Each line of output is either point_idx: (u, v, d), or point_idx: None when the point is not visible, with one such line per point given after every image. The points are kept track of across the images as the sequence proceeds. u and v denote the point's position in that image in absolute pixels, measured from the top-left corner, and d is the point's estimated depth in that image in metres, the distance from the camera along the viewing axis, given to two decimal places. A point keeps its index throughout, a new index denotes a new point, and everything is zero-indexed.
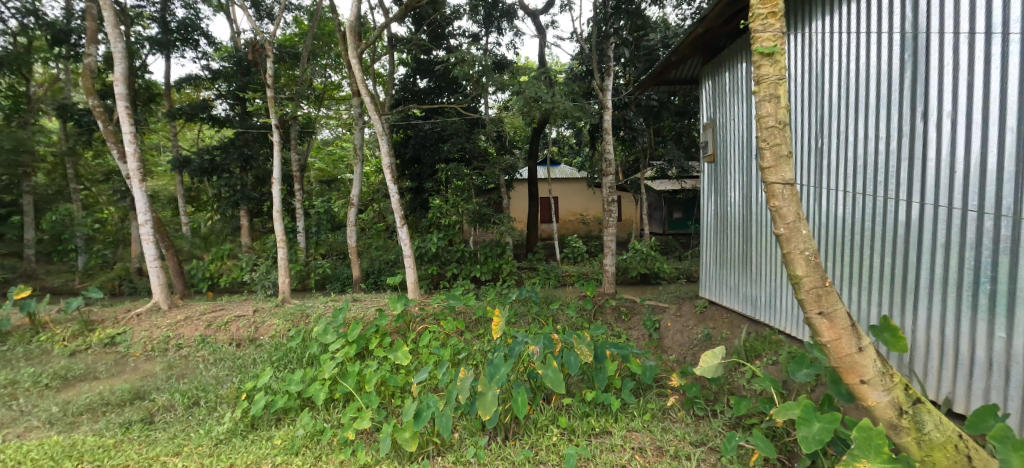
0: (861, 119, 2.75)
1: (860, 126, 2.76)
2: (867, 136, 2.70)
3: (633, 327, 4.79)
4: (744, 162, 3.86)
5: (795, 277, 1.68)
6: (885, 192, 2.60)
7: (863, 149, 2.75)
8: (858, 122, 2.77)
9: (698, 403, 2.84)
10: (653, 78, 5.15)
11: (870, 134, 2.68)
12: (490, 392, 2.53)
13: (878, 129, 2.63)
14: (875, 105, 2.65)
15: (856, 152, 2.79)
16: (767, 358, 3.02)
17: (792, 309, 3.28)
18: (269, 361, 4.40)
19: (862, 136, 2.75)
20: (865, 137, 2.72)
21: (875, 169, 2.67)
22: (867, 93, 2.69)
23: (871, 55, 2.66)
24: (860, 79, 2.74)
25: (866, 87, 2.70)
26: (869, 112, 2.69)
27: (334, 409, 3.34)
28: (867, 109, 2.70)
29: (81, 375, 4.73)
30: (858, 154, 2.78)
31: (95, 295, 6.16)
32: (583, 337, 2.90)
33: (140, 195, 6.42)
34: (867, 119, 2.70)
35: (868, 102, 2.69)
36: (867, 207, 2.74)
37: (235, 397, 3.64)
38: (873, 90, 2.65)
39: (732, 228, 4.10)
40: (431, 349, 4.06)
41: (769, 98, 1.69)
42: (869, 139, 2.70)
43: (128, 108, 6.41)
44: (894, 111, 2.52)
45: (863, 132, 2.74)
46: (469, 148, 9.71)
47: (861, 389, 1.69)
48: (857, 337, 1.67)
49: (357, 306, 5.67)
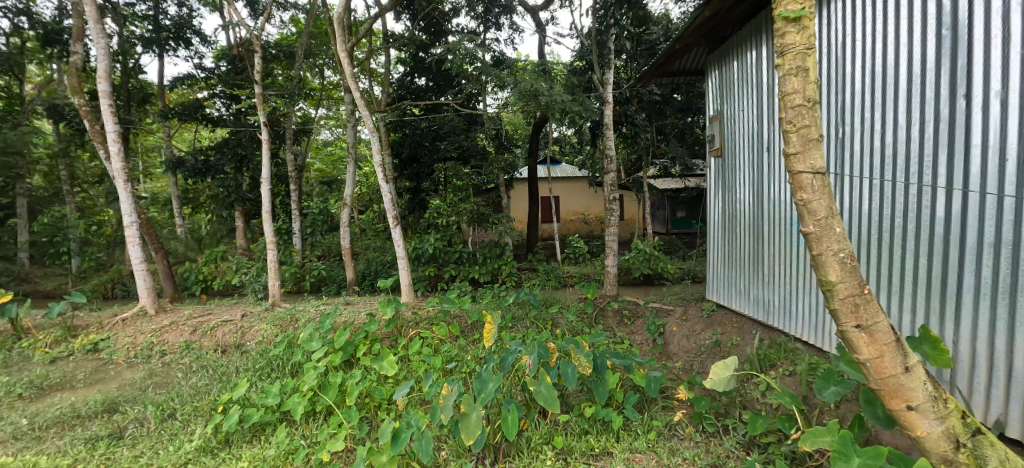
0: (890, 106, 2.50)
1: (888, 113, 2.51)
2: (898, 124, 2.45)
3: (636, 332, 4.55)
4: (755, 157, 3.61)
5: (827, 283, 1.43)
6: (920, 184, 2.35)
7: (892, 138, 2.49)
8: (886, 110, 2.52)
9: (708, 418, 2.60)
10: (657, 69, 4.89)
11: (900, 121, 2.44)
12: (474, 414, 2.28)
13: (909, 116, 2.39)
14: (905, 89, 2.41)
15: (884, 142, 2.55)
16: (783, 369, 2.76)
17: (811, 315, 3.01)
18: (251, 369, 4.15)
19: (892, 123, 2.49)
20: (895, 124, 2.48)
21: (906, 160, 2.42)
22: (896, 76, 2.45)
23: (902, 34, 2.41)
24: (887, 61, 2.50)
25: (896, 69, 2.45)
26: (898, 96, 2.44)
27: (313, 423, 3.12)
28: (898, 94, 2.45)
29: (58, 384, 4.51)
30: (887, 144, 2.53)
31: (78, 300, 5.92)
32: (582, 345, 2.67)
33: (125, 195, 6.20)
34: (897, 105, 2.45)
35: (897, 87, 2.45)
36: (898, 203, 2.49)
37: (211, 410, 3.41)
38: (902, 72, 2.41)
39: (742, 227, 3.84)
40: (421, 356, 3.87)
41: (795, 71, 1.44)
42: (898, 126, 2.45)
43: (111, 107, 6.19)
44: (927, 96, 2.29)
45: (892, 120, 2.49)
46: (467, 146, 9.44)
47: (909, 417, 1.43)
48: (902, 355, 1.41)
49: (349, 309, 5.44)
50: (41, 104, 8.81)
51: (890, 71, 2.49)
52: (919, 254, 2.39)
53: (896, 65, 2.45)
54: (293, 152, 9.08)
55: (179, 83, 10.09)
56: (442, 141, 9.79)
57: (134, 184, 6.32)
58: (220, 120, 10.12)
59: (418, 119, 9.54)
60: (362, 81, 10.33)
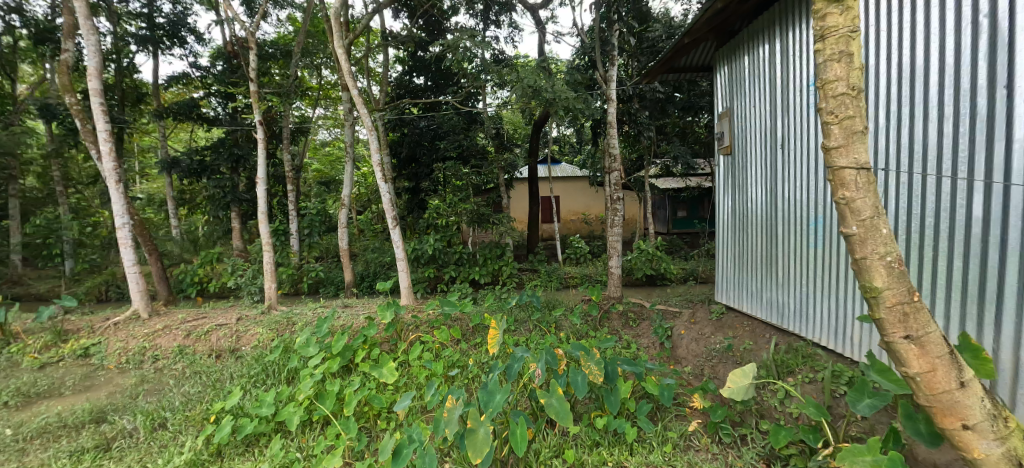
0: (918, 100, 2.41)
1: (917, 108, 2.42)
2: (928, 119, 2.36)
3: (642, 335, 4.43)
4: (768, 154, 3.48)
5: (873, 289, 1.38)
6: (954, 182, 2.26)
7: (921, 134, 2.40)
8: (914, 104, 2.43)
9: (725, 428, 2.49)
10: (663, 65, 4.76)
11: (931, 116, 2.35)
12: (482, 429, 2.16)
13: (942, 111, 2.30)
14: (936, 83, 2.32)
15: (912, 138, 2.45)
16: (802, 375, 2.64)
17: (830, 320, 2.87)
18: (246, 375, 4.03)
19: (921, 119, 2.40)
20: (924, 120, 2.38)
21: (937, 156, 2.33)
22: (926, 67, 2.36)
23: (933, 26, 2.32)
24: (915, 53, 2.41)
25: (926, 62, 2.36)
26: (928, 90, 2.35)
27: (309, 434, 2.99)
28: (927, 88, 2.36)
29: (46, 391, 4.36)
30: (915, 140, 2.43)
31: (69, 303, 5.77)
32: (592, 352, 2.54)
33: (117, 196, 6.05)
34: (927, 99, 2.36)
35: (928, 80, 2.35)
36: (928, 201, 2.39)
37: (204, 420, 3.28)
38: (933, 66, 2.33)
39: (754, 227, 3.71)
40: (422, 362, 3.74)
41: (838, 56, 1.37)
42: (929, 121, 2.36)
43: (103, 105, 6.04)
44: (964, 89, 2.20)
45: (922, 115, 2.40)
46: (466, 145, 9.32)
47: (964, 437, 1.40)
48: (957, 371, 1.38)
49: (347, 312, 5.31)
50: (34, 103, 8.66)
51: (918, 64, 2.40)
52: (953, 255, 2.30)
53: (926, 58, 2.36)
54: (289, 152, 8.93)
55: (174, 82, 9.96)
56: (441, 140, 9.67)
57: (127, 185, 6.18)
58: (216, 120, 9.99)
59: (416, 118, 9.42)
60: (359, 80, 10.20)
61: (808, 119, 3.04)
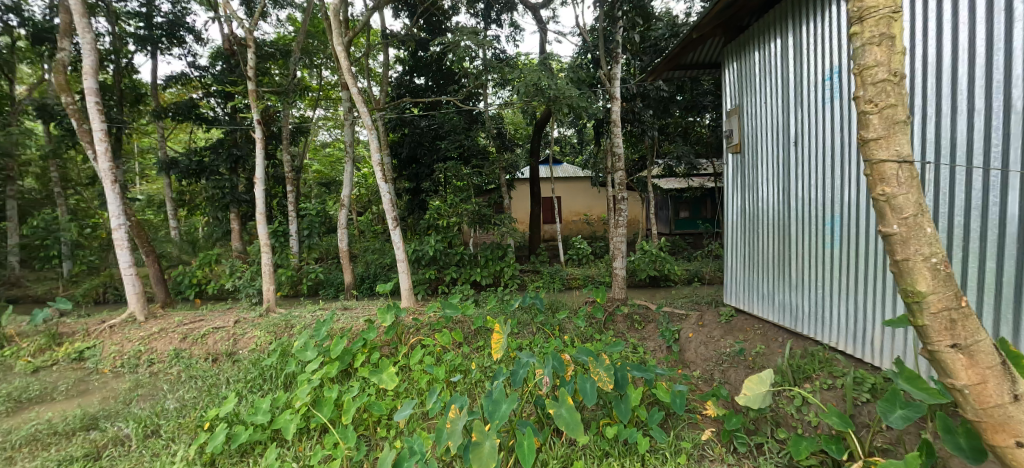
0: (947, 95, 2.36)
1: (946, 103, 2.37)
2: (959, 115, 2.31)
3: (649, 338, 4.33)
4: (780, 152, 3.38)
5: (916, 294, 1.32)
6: (989, 180, 2.21)
7: (950, 131, 2.36)
8: (942, 100, 2.38)
9: (739, 436, 2.40)
10: (669, 62, 4.65)
11: (962, 111, 2.30)
12: (487, 442, 2.07)
13: (975, 107, 2.25)
14: (969, 77, 2.27)
15: (940, 135, 2.40)
16: (820, 382, 2.53)
17: (848, 324, 2.77)
18: (243, 380, 3.93)
19: (950, 115, 2.35)
20: (954, 115, 2.33)
21: (969, 153, 2.28)
22: (956, 62, 2.31)
23: (964, 19, 2.27)
24: (945, 46, 2.35)
25: (956, 56, 2.31)
26: (959, 84, 2.30)
27: (306, 443, 2.88)
28: (958, 83, 2.31)
29: (37, 397, 4.26)
30: (943, 137, 2.38)
31: (64, 306, 5.66)
32: (601, 358, 2.45)
33: (113, 197, 5.95)
34: (958, 95, 2.31)
35: (959, 74, 2.30)
36: (958, 200, 2.35)
37: (197, 427, 3.17)
38: (965, 60, 2.27)
39: (765, 227, 3.60)
40: (423, 366, 3.65)
41: (878, 40, 1.32)
42: (959, 117, 2.31)
43: (99, 104, 5.93)
44: (1001, 83, 2.15)
45: (951, 112, 2.35)
46: (467, 146, 9.22)
47: (1017, 456, 1.33)
48: (1009, 383, 1.33)
49: (346, 315, 5.20)
50: (31, 104, 8.56)
51: (947, 58, 2.35)
52: (987, 255, 2.25)
53: (956, 52, 2.31)
54: (289, 152, 8.85)
55: (173, 82, 9.89)
56: (442, 140, 9.58)
57: (123, 186, 6.08)
58: (215, 120, 9.91)
59: (417, 118, 9.33)
60: (360, 80, 10.13)
61: (823, 115, 2.94)
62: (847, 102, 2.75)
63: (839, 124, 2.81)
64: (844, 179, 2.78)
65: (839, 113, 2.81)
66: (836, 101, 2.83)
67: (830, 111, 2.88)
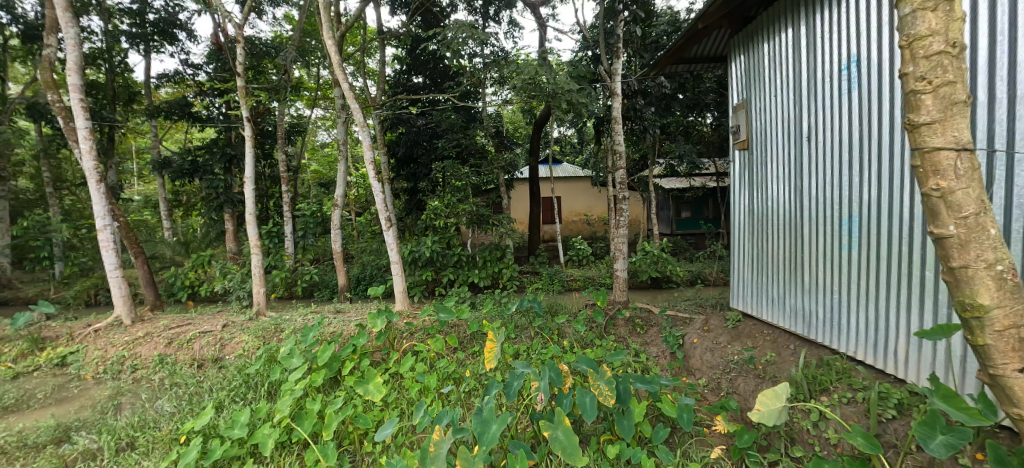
0: (987, 85, 2.19)
1: (984, 93, 2.20)
2: (999, 106, 2.14)
3: (652, 343, 4.14)
4: (791, 148, 3.19)
5: (978, 307, 1.24)
6: None
7: (989, 123, 2.18)
8: (981, 89, 2.21)
9: (751, 455, 2.22)
10: (672, 55, 4.48)
11: (1004, 101, 2.12)
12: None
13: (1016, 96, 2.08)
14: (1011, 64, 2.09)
15: (978, 127, 2.23)
16: (838, 395, 2.36)
17: (868, 332, 2.58)
18: (226, 389, 3.75)
19: (989, 106, 2.18)
20: (995, 106, 2.16)
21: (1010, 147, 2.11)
22: (999, 48, 2.13)
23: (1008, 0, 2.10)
24: (986, 31, 2.19)
25: (997, 41, 2.14)
26: (1000, 73, 2.13)
27: (286, 459, 2.70)
28: (998, 72, 2.14)
29: (12, 405, 4.07)
30: (983, 129, 2.21)
31: (46, 309, 5.45)
32: (602, 370, 2.26)
33: (98, 197, 5.75)
34: (997, 84, 2.14)
35: (1001, 61, 2.13)
36: (999, 197, 2.17)
37: (174, 440, 2.99)
38: (1007, 46, 2.10)
39: (775, 227, 3.41)
40: (415, 374, 3.51)
41: (932, 6, 1.21)
42: (999, 109, 2.14)
43: (83, 101, 5.74)
44: None
45: (989, 102, 2.18)
46: (466, 145, 8.95)
47: None
48: None
49: (338, 319, 5.01)
50: (21, 103, 8.38)
51: (988, 44, 2.18)
52: None
53: (998, 37, 2.14)
54: (284, 151, 8.65)
55: (166, 81, 9.72)
56: (439, 139, 9.38)
57: (109, 186, 5.88)
58: (206, 119, 9.52)
59: (413, 116, 9.15)
60: (356, 78, 9.98)
61: (839, 107, 2.76)
62: (864, 93, 2.57)
63: (857, 117, 2.62)
64: (862, 176, 2.59)
65: (857, 105, 2.62)
66: (852, 92, 2.65)
67: (846, 103, 2.70)
